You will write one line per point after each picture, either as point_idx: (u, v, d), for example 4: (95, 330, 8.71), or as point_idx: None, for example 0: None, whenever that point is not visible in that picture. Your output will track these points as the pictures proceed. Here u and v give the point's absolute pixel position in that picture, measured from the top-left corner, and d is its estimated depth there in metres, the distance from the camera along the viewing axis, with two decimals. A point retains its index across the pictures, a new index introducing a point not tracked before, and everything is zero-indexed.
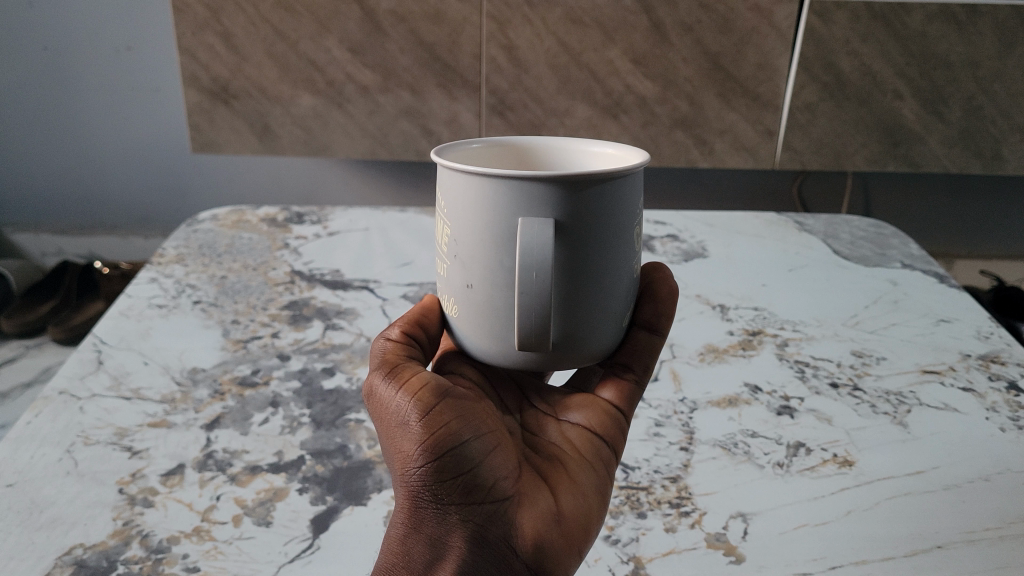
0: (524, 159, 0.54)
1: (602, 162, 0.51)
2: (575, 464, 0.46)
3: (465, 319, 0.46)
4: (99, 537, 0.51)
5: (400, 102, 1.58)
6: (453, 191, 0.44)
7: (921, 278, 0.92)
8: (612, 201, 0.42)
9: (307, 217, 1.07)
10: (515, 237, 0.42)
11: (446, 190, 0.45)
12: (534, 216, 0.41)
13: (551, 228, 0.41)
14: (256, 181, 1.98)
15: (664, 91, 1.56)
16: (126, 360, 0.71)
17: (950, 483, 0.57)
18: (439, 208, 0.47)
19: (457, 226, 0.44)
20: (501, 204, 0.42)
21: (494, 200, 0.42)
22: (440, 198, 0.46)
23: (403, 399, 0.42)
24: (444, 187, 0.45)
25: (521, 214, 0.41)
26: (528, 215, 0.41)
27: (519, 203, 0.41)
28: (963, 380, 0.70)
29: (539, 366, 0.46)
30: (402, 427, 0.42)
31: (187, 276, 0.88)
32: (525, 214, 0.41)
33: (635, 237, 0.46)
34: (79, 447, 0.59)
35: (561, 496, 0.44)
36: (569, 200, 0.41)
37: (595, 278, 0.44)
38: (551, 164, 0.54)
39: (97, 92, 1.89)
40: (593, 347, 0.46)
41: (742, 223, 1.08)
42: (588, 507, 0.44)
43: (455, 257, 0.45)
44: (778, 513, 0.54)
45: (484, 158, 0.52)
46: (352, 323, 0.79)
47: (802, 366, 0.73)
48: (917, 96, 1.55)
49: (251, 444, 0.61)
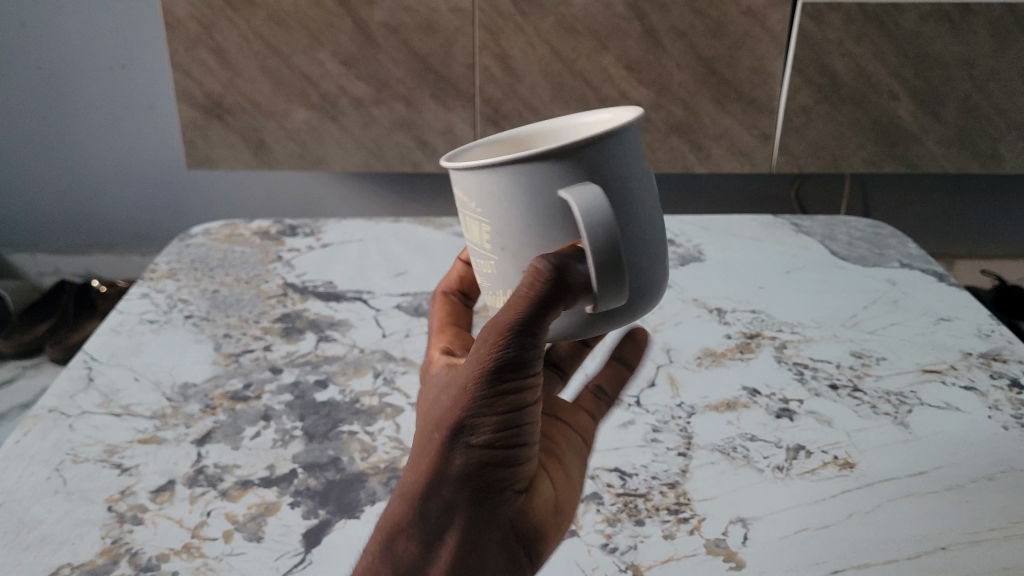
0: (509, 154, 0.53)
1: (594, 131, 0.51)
2: (562, 448, 0.46)
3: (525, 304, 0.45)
4: (87, 556, 0.51)
5: (394, 114, 1.58)
6: (483, 188, 0.43)
7: (920, 277, 0.90)
8: (628, 156, 0.42)
9: (300, 230, 1.04)
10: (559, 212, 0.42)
11: (473, 190, 0.44)
12: (572, 184, 0.40)
13: (595, 188, 0.40)
14: (254, 194, 1.97)
15: (659, 97, 1.56)
16: (116, 376, 0.70)
17: (952, 483, 0.56)
18: (467, 211, 0.46)
19: (500, 218, 0.43)
20: (534, 185, 0.41)
21: (522, 181, 0.41)
22: (469, 199, 0.45)
23: (506, 378, 0.40)
24: (469, 189, 0.44)
25: (562, 187, 0.40)
26: (562, 186, 0.41)
27: (549, 179, 0.41)
28: (964, 379, 0.69)
29: (587, 326, 0.46)
30: (480, 401, 0.40)
31: (178, 291, 0.86)
32: (563, 185, 0.40)
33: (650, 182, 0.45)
34: (68, 465, 0.59)
35: (557, 479, 0.45)
36: (594, 162, 0.40)
37: (638, 231, 0.43)
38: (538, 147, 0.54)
39: (93, 110, 1.89)
40: (647, 304, 0.46)
41: (738, 226, 1.05)
42: (573, 489, 0.45)
43: (505, 248, 0.44)
44: (778, 517, 0.54)
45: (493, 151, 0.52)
46: (345, 334, 0.78)
47: (801, 368, 0.72)
48: (912, 96, 1.54)
49: (242, 459, 0.60)
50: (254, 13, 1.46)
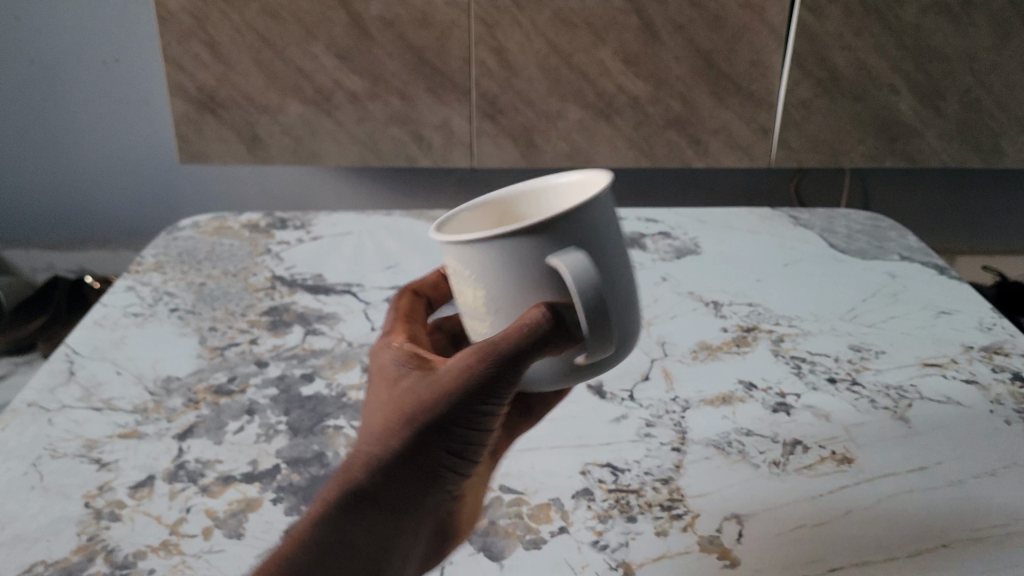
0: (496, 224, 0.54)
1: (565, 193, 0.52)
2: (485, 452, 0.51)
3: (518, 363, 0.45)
4: (61, 553, 0.49)
5: (389, 108, 1.57)
6: (472, 262, 0.43)
7: (920, 270, 0.88)
8: (602, 212, 0.43)
9: (290, 222, 1.02)
10: (551, 277, 0.42)
11: (462, 261, 0.44)
12: (559, 252, 0.41)
13: (581, 255, 0.40)
14: (248, 189, 1.96)
15: (656, 91, 1.55)
16: (97, 370, 0.68)
17: (954, 479, 0.55)
18: (455, 279, 0.46)
19: (491, 285, 0.43)
20: (525, 255, 0.41)
21: (509, 253, 0.41)
22: (457, 268, 0.45)
23: (477, 416, 0.43)
24: (457, 260, 0.44)
25: (549, 255, 0.41)
26: (550, 254, 0.41)
27: (540, 248, 0.41)
28: (965, 372, 0.68)
29: (566, 377, 0.46)
30: (448, 430, 0.43)
31: (164, 284, 0.85)
32: (550, 254, 0.41)
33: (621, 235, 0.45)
34: (46, 460, 0.57)
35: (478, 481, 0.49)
36: (575, 228, 0.41)
37: (621, 282, 0.44)
38: (512, 210, 0.54)
39: (86, 105, 1.87)
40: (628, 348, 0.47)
41: (735, 219, 1.03)
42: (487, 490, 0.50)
43: (495, 311, 0.44)
44: (775, 513, 0.52)
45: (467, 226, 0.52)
46: (333, 327, 0.76)
47: (799, 361, 0.70)
48: (912, 90, 1.52)
49: (224, 454, 0.58)
50: (247, 5, 1.44)
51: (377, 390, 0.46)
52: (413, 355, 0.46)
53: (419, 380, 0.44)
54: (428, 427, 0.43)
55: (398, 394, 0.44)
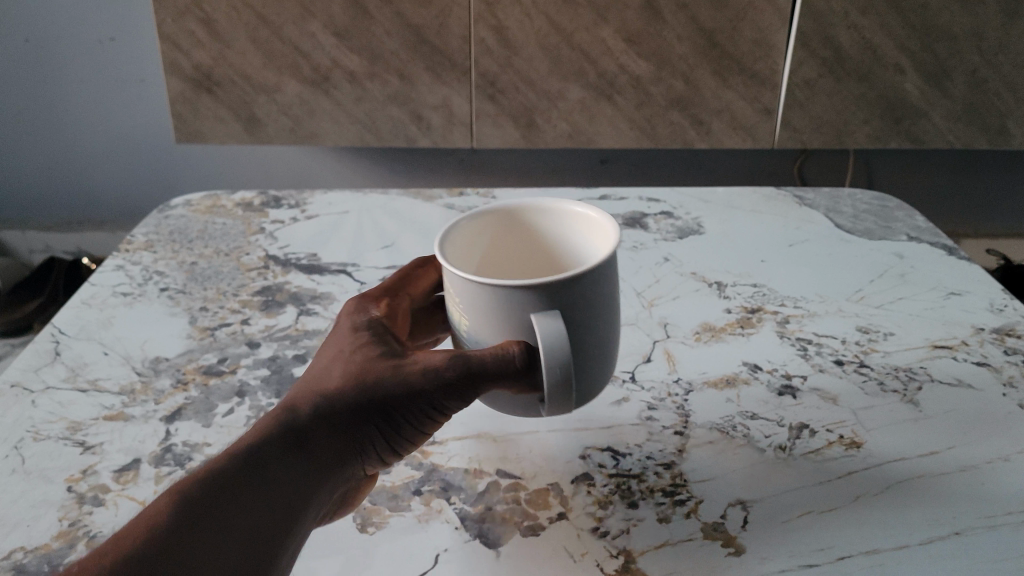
0: (522, 252, 0.60)
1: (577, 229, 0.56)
2: None
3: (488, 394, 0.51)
4: (42, 539, 0.48)
5: (388, 87, 1.54)
6: (469, 297, 0.49)
7: (928, 250, 0.86)
8: (598, 288, 0.49)
9: (285, 201, 1.00)
10: (527, 330, 0.48)
11: (460, 291, 0.50)
12: (544, 317, 0.46)
13: (560, 327, 0.46)
14: (245, 169, 1.93)
15: (658, 70, 1.52)
16: (84, 350, 0.66)
17: (967, 465, 0.53)
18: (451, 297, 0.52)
19: (477, 320, 0.49)
20: (512, 305, 0.47)
21: (502, 301, 0.47)
22: (455, 295, 0.51)
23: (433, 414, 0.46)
24: (457, 288, 0.50)
25: (535, 315, 0.47)
26: (535, 310, 0.47)
27: (526, 304, 0.47)
28: (977, 355, 0.66)
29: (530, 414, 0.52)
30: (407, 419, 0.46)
31: (155, 263, 0.83)
32: (536, 315, 0.47)
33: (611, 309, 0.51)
34: (28, 443, 0.55)
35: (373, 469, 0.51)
36: (566, 294, 0.47)
37: (587, 349, 0.50)
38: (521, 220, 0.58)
39: (81, 84, 1.84)
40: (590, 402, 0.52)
41: (740, 198, 1.01)
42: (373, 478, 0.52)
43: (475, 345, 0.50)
44: (781, 499, 0.50)
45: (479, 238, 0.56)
46: (328, 308, 0.74)
47: (805, 343, 0.68)
48: (920, 70, 1.50)
49: (213, 437, 0.57)
50: None
51: (329, 361, 0.48)
52: (382, 334, 0.49)
53: (383, 360, 0.46)
54: (381, 403, 0.45)
55: (358, 364, 0.46)
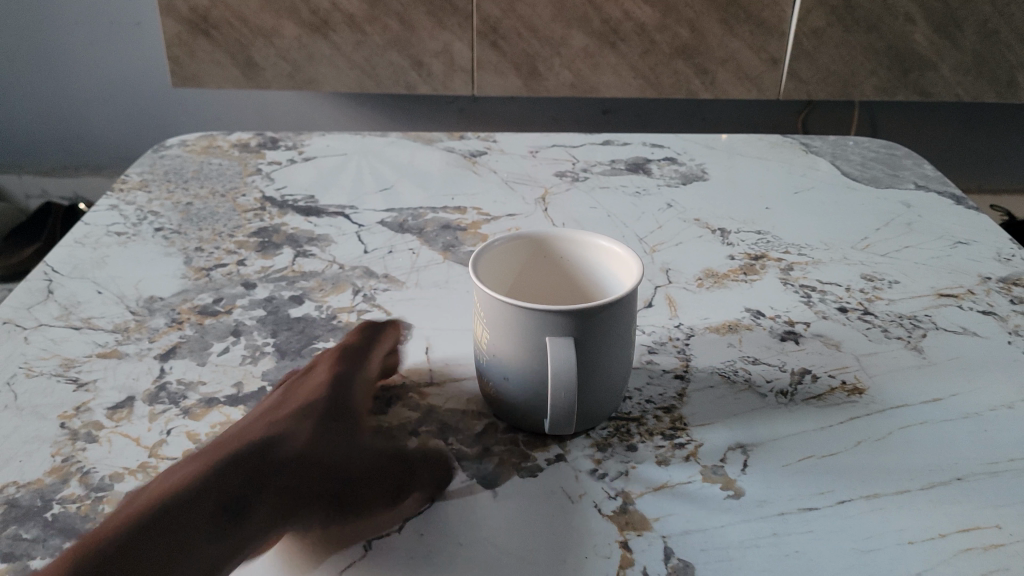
0: (547, 288, 0.57)
1: (607, 260, 0.54)
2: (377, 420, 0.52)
3: (500, 402, 0.51)
4: (34, 474, 0.47)
5: (388, 32, 1.51)
6: (490, 311, 0.48)
7: (936, 199, 0.85)
8: (620, 315, 0.47)
9: (281, 142, 0.98)
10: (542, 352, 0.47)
11: (484, 304, 0.48)
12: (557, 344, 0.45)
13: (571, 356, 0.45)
14: (243, 114, 1.91)
15: (664, 17, 1.49)
16: (77, 289, 0.66)
17: (971, 412, 0.52)
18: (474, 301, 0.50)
19: (495, 335, 0.48)
20: (530, 327, 0.46)
21: (523, 324, 0.46)
22: (478, 302, 0.49)
23: None
24: (481, 300, 0.49)
25: (551, 341, 0.46)
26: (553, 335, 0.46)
27: (545, 325, 0.46)
28: (983, 304, 0.65)
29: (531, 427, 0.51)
30: None
31: (150, 203, 0.82)
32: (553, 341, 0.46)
33: (631, 333, 0.49)
34: (20, 379, 0.55)
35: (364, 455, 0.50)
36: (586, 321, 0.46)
37: (601, 374, 0.48)
38: (548, 247, 0.55)
39: (76, 27, 1.81)
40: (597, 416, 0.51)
41: (744, 144, 0.99)
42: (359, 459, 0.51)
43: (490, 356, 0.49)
44: (782, 444, 0.50)
45: (507, 254, 0.54)
46: (325, 250, 0.73)
47: (809, 290, 0.67)
48: (930, 20, 1.47)
49: (208, 375, 0.56)
50: None
51: None
52: None
53: None
54: None
55: None
